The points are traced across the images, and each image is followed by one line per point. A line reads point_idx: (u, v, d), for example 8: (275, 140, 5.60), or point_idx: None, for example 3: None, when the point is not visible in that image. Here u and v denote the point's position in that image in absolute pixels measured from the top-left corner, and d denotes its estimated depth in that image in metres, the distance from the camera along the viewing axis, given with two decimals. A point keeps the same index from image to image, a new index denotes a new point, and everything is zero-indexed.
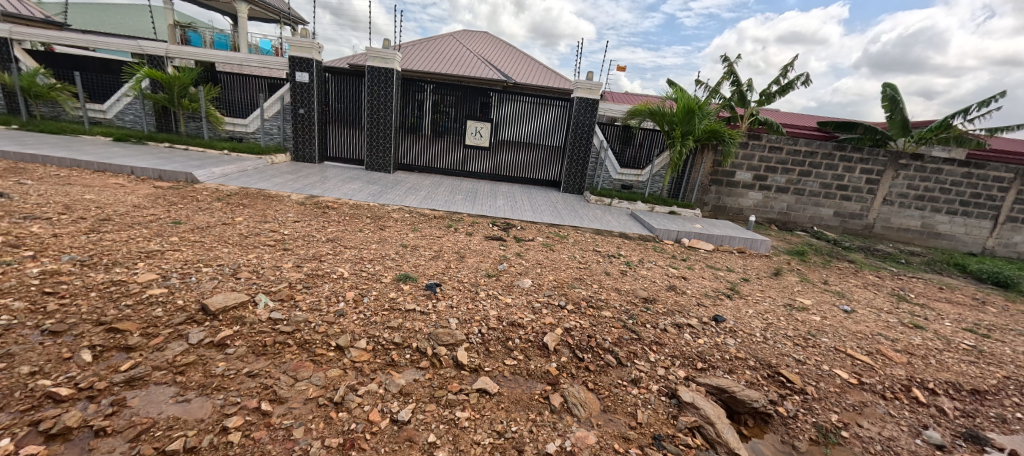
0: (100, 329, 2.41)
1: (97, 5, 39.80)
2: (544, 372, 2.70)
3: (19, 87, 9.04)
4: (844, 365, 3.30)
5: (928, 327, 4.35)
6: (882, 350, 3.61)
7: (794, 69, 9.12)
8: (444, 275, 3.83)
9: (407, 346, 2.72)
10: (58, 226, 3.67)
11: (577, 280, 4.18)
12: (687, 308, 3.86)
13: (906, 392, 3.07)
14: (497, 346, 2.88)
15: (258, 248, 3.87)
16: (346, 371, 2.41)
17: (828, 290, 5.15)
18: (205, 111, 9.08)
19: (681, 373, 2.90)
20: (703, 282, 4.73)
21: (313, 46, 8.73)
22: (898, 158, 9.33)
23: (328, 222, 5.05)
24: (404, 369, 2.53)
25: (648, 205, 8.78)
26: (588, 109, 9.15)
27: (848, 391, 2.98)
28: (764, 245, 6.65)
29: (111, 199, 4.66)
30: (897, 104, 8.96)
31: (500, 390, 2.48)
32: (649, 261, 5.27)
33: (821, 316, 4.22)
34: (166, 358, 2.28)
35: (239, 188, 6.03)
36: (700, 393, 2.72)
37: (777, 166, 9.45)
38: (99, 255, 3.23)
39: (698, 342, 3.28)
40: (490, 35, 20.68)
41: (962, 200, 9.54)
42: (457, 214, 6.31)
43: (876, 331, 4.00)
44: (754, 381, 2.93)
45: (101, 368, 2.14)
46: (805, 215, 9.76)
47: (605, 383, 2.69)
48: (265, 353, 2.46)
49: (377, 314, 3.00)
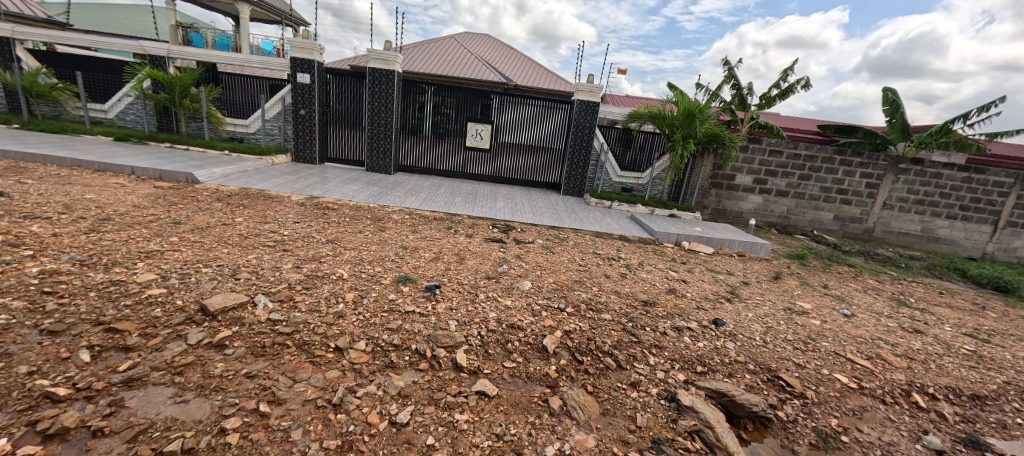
0: (99, 329, 2.41)
1: (99, 6, 39.87)
2: (543, 375, 2.70)
3: (21, 86, 9.05)
4: (843, 369, 3.29)
5: (928, 332, 4.34)
6: (882, 354, 3.61)
7: (794, 73, 9.17)
8: (444, 277, 3.82)
9: (406, 348, 2.71)
10: (58, 225, 3.67)
11: (576, 283, 4.18)
12: (686, 312, 3.86)
13: (906, 396, 3.07)
14: (497, 348, 2.87)
15: (258, 249, 3.87)
16: (345, 373, 2.41)
17: (828, 294, 5.15)
18: (206, 112, 9.10)
19: (680, 376, 2.89)
20: (703, 286, 4.72)
21: (314, 47, 8.74)
22: (898, 162, 9.31)
23: (328, 223, 5.06)
24: (403, 371, 2.52)
25: (648, 207, 8.78)
26: (588, 112, 9.17)
27: (848, 395, 2.97)
28: (764, 249, 6.65)
29: (111, 198, 4.66)
30: (898, 107, 9.03)
31: (499, 392, 2.47)
32: (649, 264, 5.27)
33: (821, 320, 4.22)
34: (164, 359, 2.27)
35: (239, 188, 6.03)
36: (699, 397, 2.72)
37: (777, 170, 9.46)
38: (98, 255, 3.23)
39: (698, 346, 3.28)
40: (492, 38, 20.72)
41: (962, 205, 9.54)
42: (457, 216, 6.30)
43: (875, 336, 3.99)
44: (753, 385, 2.93)
45: (99, 368, 2.14)
46: (805, 219, 9.76)
47: (605, 387, 2.68)
48: (264, 354, 2.46)
49: (376, 316, 2.99)
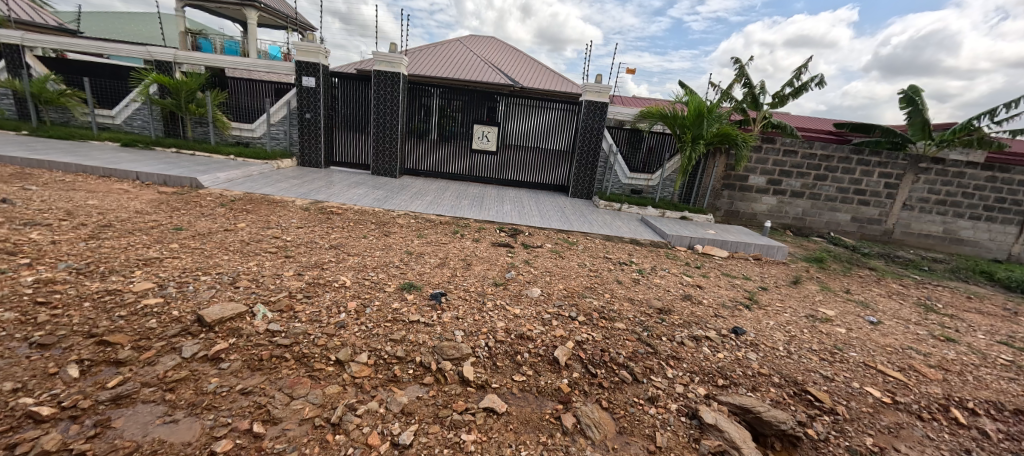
0: (91, 341, 2.31)
1: (113, 16, 41.00)
2: (555, 390, 2.54)
3: (30, 93, 9.10)
4: (875, 382, 3.07)
5: (961, 340, 4.10)
6: (915, 365, 3.38)
7: (808, 70, 8.93)
8: (450, 284, 3.68)
9: (411, 360, 2.58)
10: (57, 232, 3.59)
11: (587, 289, 4.01)
12: (704, 320, 3.67)
13: (945, 412, 2.85)
14: (505, 360, 2.72)
15: (259, 255, 3.76)
16: (345, 388, 2.28)
17: (851, 300, 4.91)
18: (212, 117, 9.10)
19: (701, 391, 2.71)
20: (721, 291, 4.53)
21: (319, 51, 8.72)
22: (918, 162, 9.02)
23: (332, 228, 4.94)
24: (407, 386, 2.39)
25: (658, 211, 8.52)
26: (595, 112, 8.99)
27: (881, 411, 2.76)
28: (781, 252, 6.40)
29: (114, 205, 4.58)
30: (916, 104, 8.89)
31: (509, 408, 2.32)
32: (662, 269, 5.08)
33: (846, 328, 4.00)
34: (156, 374, 2.16)
35: (243, 193, 5.96)
36: (722, 413, 2.54)
37: (792, 170, 9.19)
38: (96, 263, 3.15)
39: (718, 357, 3.09)
40: (497, 40, 20.61)
41: (986, 205, 9.20)
42: (463, 219, 6.18)
43: (905, 345, 3.76)
44: (780, 400, 2.74)
45: (88, 384, 2.03)
46: (821, 221, 9.47)
47: (620, 402, 2.52)
48: (261, 368, 2.33)
49: (379, 326, 2.86)
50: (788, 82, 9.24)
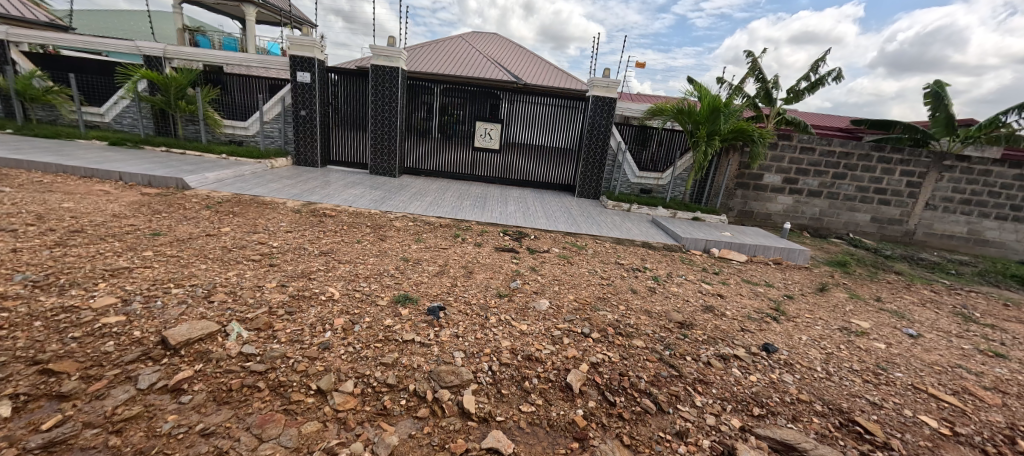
0: (32, 370, 1.98)
1: (109, 15, 41.01)
2: (568, 423, 2.20)
3: (14, 90, 8.86)
4: (929, 409, 2.71)
5: (1010, 356, 3.72)
6: (969, 388, 3.01)
7: (825, 63, 8.53)
8: (449, 296, 3.34)
9: (403, 389, 2.25)
10: (21, 238, 3.30)
11: (600, 300, 3.67)
12: (731, 335, 3.33)
13: (1012, 445, 2.47)
14: (511, 388, 2.39)
15: (241, 264, 3.44)
16: (326, 425, 1.95)
17: (884, 309, 4.52)
18: (203, 114, 8.78)
19: (735, 422, 2.35)
20: (744, 301, 4.16)
21: (313, 45, 8.40)
22: (942, 159, 8.59)
23: (324, 231, 4.64)
24: (398, 420, 2.06)
25: (669, 211, 8.16)
26: (601, 108, 8.62)
27: (941, 445, 2.39)
28: (803, 255, 6.02)
29: (90, 207, 4.28)
30: (941, 99, 8.55)
31: (517, 449, 1.98)
32: (679, 275, 4.73)
33: (885, 343, 3.64)
34: (103, 411, 1.83)
35: (232, 194, 5.65)
36: (762, 452, 2.17)
37: (809, 168, 8.79)
38: (57, 273, 2.84)
39: (750, 380, 2.75)
40: (501, 37, 20.21)
41: (1013, 205, 8.78)
42: (464, 222, 5.83)
43: (954, 363, 3.39)
44: (825, 433, 2.37)
45: (19, 426, 1.72)
46: (838, 221, 9.08)
47: (644, 438, 2.16)
48: (228, 401, 2.00)
49: (368, 347, 2.53)
50: (805, 76, 8.84)
